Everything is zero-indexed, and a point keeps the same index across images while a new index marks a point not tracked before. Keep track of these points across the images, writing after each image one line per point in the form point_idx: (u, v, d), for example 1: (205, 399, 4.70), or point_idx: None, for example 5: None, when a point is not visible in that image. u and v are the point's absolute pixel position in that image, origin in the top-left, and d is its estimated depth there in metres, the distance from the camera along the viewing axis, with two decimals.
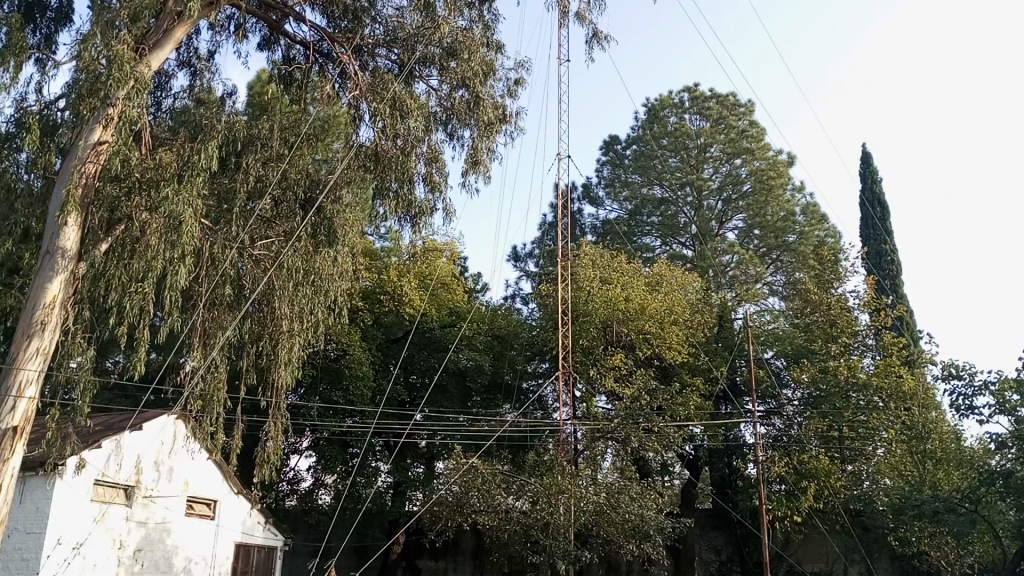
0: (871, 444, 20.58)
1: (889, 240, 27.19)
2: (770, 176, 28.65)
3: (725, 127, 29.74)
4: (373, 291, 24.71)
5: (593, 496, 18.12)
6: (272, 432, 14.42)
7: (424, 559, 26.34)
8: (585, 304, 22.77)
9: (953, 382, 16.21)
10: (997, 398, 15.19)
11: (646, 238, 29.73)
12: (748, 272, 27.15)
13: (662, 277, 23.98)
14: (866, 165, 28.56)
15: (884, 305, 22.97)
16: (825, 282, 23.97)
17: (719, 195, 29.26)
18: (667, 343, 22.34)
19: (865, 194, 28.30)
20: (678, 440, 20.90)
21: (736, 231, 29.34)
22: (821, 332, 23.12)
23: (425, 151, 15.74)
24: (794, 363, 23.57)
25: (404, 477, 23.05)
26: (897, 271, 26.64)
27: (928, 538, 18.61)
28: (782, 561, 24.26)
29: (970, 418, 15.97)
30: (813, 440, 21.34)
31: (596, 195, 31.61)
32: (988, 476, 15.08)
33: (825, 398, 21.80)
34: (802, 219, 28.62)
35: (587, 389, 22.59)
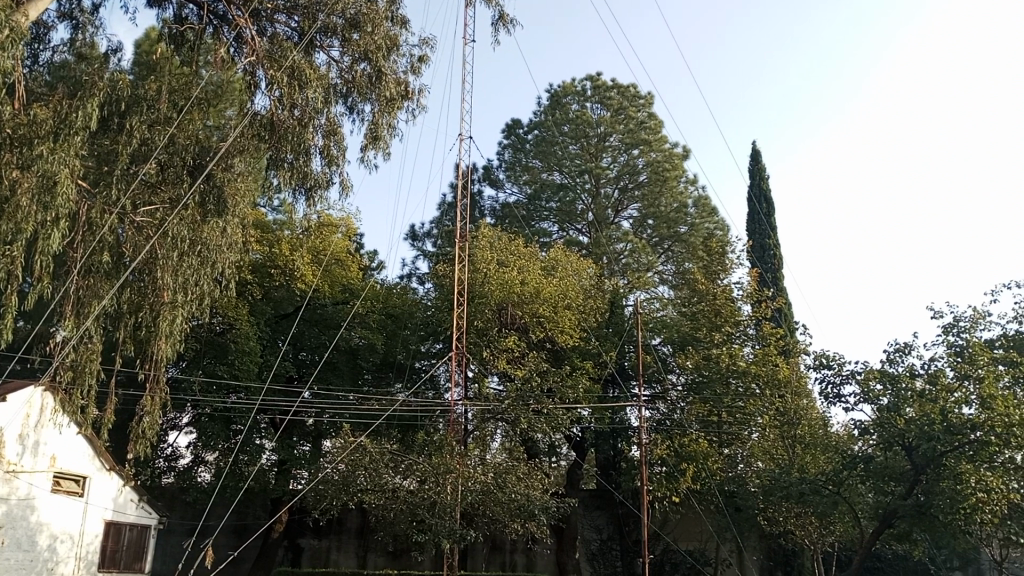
0: (746, 429, 21.57)
1: (773, 235, 28.45)
2: (665, 167, 29.39)
3: (624, 117, 30.32)
4: (263, 265, 23.97)
5: (481, 476, 18.30)
6: (149, 406, 13.86)
7: (306, 538, 26.05)
8: (481, 285, 22.85)
9: (824, 371, 17.13)
10: (863, 387, 16.14)
11: (544, 224, 30.03)
12: (640, 260, 27.86)
13: (557, 262, 24.30)
14: (755, 161, 29.71)
15: (765, 297, 23.97)
16: (712, 272, 24.88)
17: (616, 184, 29.84)
18: (559, 327, 22.69)
19: (752, 190, 29.46)
20: (566, 422, 21.34)
21: (631, 220, 30.05)
22: (706, 321, 23.98)
23: (323, 123, 15.39)
24: (680, 349, 24.69)
25: (289, 455, 22.64)
26: (778, 265, 27.92)
27: (794, 518, 19.63)
28: (659, 539, 25.34)
29: (837, 406, 16.92)
30: (693, 423, 22.22)
31: (496, 177, 31.70)
32: (851, 460, 16.02)
33: (707, 383, 22.72)
34: (693, 210, 29.51)
35: (479, 369, 22.71)
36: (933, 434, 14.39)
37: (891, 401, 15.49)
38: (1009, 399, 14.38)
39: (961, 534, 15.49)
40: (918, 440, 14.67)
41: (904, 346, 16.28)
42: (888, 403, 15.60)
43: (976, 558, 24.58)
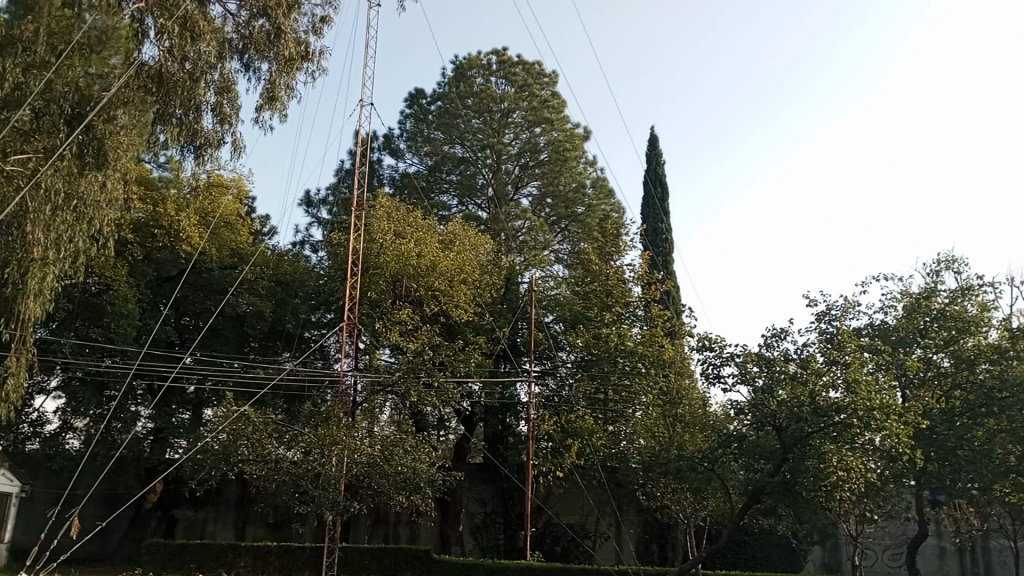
0: (631, 406, 22.10)
1: (666, 219, 29.23)
2: (566, 147, 29.69)
3: (528, 94, 30.40)
4: (145, 224, 22.84)
5: (368, 448, 18.19)
6: (13, 368, 13.03)
7: (183, 508, 25.40)
8: (376, 256, 22.47)
9: (706, 352, 17.80)
10: (742, 369, 16.85)
11: (443, 196, 29.73)
12: (537, 239, 28.13)
13: (455, 236, 24.10)
14: (652, 147, 30.38)
15: (655, 280, 24.61)
16: (606, 254, 25.38)
17: (517, 161, 29.90)
18: (454, 302, 22.71)
19: (648, 174, 30.12)
20: (457, 396, 21.35)
21: (530, 198, 30.21)
22: (598, 300, 24.50)
23: (216, 79, 14.78)
24: (571, 328, 25.07)
25: (166, 423, 21.92)
26: (669, 249, 28.76)
27: (671, 494, 20.35)
28: (541, 512, 26.02)
29: (717, 386, 17.62)
30: (581, 401, 22.98)
31: (396, 146, 31.24)
32: (725, 438, 16.77)
33: (596, 361, 23.28)
34: (591, 192, 29.95)
35: (371, 341, 22.53)
36: (801, 415, 15.18)
37: (766, 383, 16.15)
38: (871, 383, 15.20)
39: (821, 510, 16.47)
40: (788, 421, 15.44)
41: (781, 332, 17.07)
42: (763, 385, 16.31)
43: (834, 533, 26.25)
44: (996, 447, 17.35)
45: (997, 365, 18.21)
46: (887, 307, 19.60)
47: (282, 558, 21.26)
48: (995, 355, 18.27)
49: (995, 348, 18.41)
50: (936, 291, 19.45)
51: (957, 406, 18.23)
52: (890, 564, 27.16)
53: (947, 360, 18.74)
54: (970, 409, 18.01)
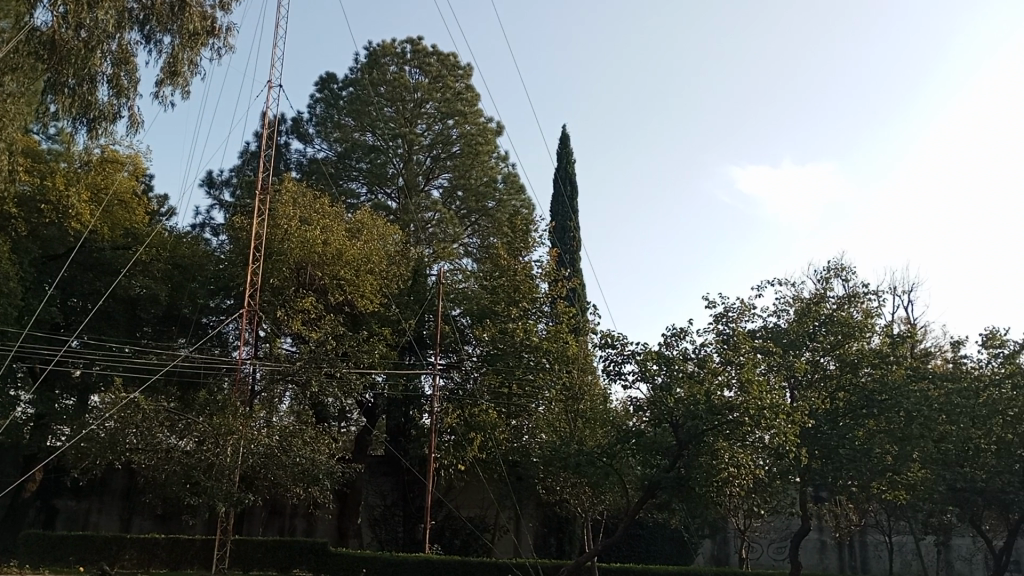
0: (534, 401, 22.24)
1: (574, 218, 29.62)
2: (478, 141, 29.66)
3: (442, 86, 30.23)
4: (31, 199, 21.53)
5: (265, 438, 17.74)
6: None
7: (64, 498, 24.11)
8: (280, 242, 21.85)
9: (607, 350, 18.18)
10: (642, 367, 17.26)
11: (352, 183, 29.20)
12: (446, 231, 27.99)
13: (363, 225, 23.57)
14: (564, 145, 30.70)
15: (562, 276, 24.87)
16: (515, 249, 25.50)
17: (429, 152, 29.67)
18: (359, 292, 22.44)
19: (559, 172, 30.41)
20: (359, 387, 21.04)
21: (441, 190, 30.00)
22: (505, 295, 24.61)
23: (114, 50, 14.04)
24: (477, 322, 25.10)
25: (48, 409, 20.99)
26: (576, 247, 29.17)
27: (570, 488, 20.66)
28: (442, 506, 25.98)
29: (617, 382, 18.00)
30: (485, 394, 23.10)
31: (305, 131, 30.49)
32: (624, 434, 17.15)
33: (501, 355, 23.41)
34: (502, 186, 30.04)
35: (272, 329, 21.98)
36: (697, 413, 15.66)
37: (665, 381, 16.53)
38: (764, 383, 15.79)
39: (713, 505, 17.07)
40: (683, 418, 15.92)
41: (681, 332, 17.57)
42: (661, 383, 16.73)
43: (724, 527, 27.23)
44: (874, 447, 18.62)
45: (878, 369, 19.24)
46: (780, 311, 20.42)
47: (170, 551, 20.52)
48: (877, 359, 19.21)
49: (877, 353, 19.35)
50: (825, 297, 20.37)
51: (841, 407, 19.19)
52: (774, 557, 28.35)
53: (833, 363, 19.54)
54: (852, 410, 19.06)
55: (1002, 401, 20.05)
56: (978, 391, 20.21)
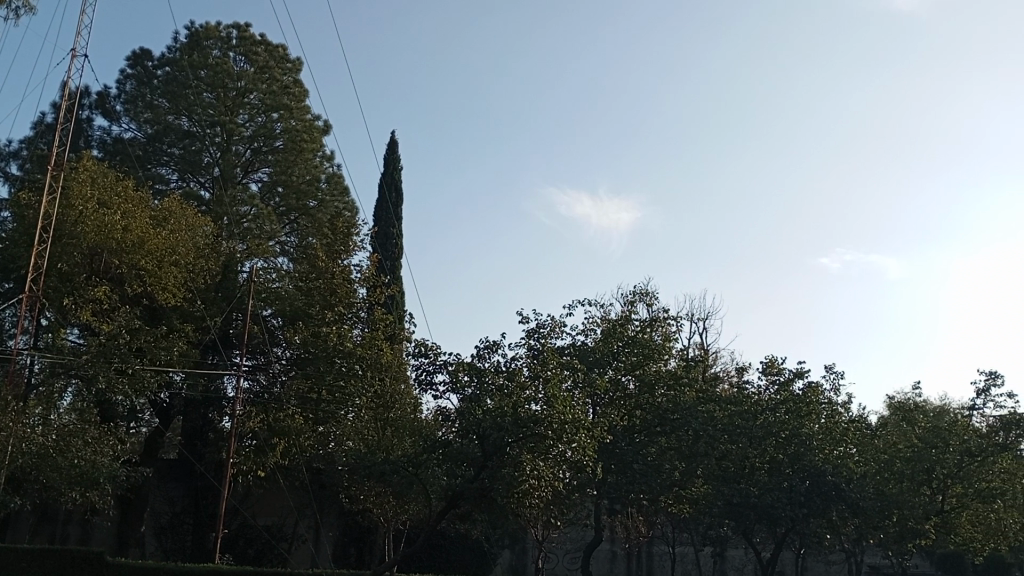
0: (343, 408, 21.79)
1: (398, 225, 29.46)
2: (303, 138, 28.76)
3: (268, 77, 29.11)
4: None
5: (39, 438, 16.15)
6: None
7: None
8: (73, 225, 20.03)
9: (421, 359, 18.23)
10: (453, 377, 17.46)
11: (161, 169, 27.56)
12: (262, 228, 26.82)
13: (171, 213, 21.99)
14: (391, 151, 30.49)
15: (381, 283, 24.57)
16: (334, 252, 24.95)
17: (249, 144, 28.44)
18: (161, 285, 21.03)
19: (384, 177, 30.10)
20: (153, 386, 19.57)
21: (260, 184, 28.84)
22: (320, 298, 23.96)
23: None
24: (289, 323, 24.12)
25: None
26: (397, 255, 29.03)
27: (374, 496, 20.35)
28: (237, 514, 24.82)
29: (428, 392, 18.11)
30: (292, 399, 22.54)
31: (111, 107, 28.31)
32: (431, 444, 17.29)
33: (312, 360, 22.88)
34: (325, 186, 29.30)
35: (57, 318, 20.29)
36: (502, 425, 16.00)
37: (474, 393, 17.00)
38: (568, 399, 16.33)
39: (512, 515, 17.60)
40: (490, 429, 16.18)
41: (493, 344, 18.14)
42: (472, 394, 17.10)
43: (523, 538, 27.97)
44: (664, 463, 19.90)
45: (672, 390, 20.73)
46: (588, 330, 21.35)
47: None
48: (671, 381, 20.71)
49: (671, 375, 20.86)
50: (630, 319, 21.52)
51: (637, 424, 20.33)
52: (568, 567, 29.47)
53: (632, 382, 20.66)
54: (647, 427, 20.36)
55: (776, 424, 22.00)
56: (757, 414, 22.08)
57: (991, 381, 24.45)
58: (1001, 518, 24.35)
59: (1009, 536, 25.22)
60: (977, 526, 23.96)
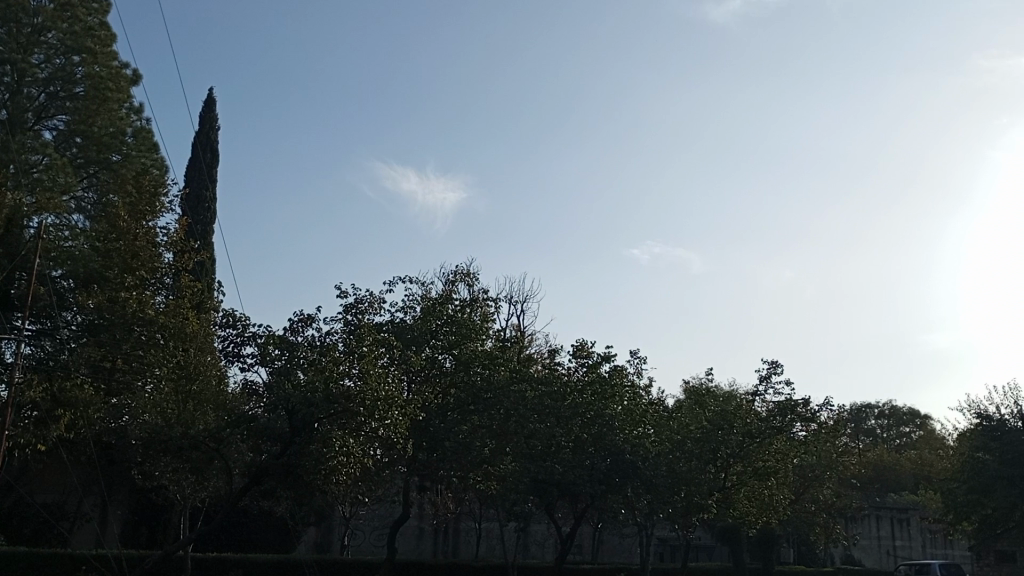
0: (140, 379, 20.91)
1: (212, 188, 27.96)
2: (108, 86, 26.29)
3: (70, 15, 26.16)
4: None
5: None
6: None
7: None
8: None
9: (228, 330, 17.50)
10: (262, 349, 16.90)
11: None
12: (56, 179, 24.32)
13: None
14: (209, 109, 28.77)
15: (190, 247, 23.24)
16: (139, 212, 23.49)
17: (44, 87, 25.86)
18: None
19: (198, 137, 28.35)
20: None
21: (55, 132, 26.29)
22: (119, 260, 21.94)
23: None
24: (82, 287, 21.78)
25: None
26: (210, 220, 27.56)
27: (170, 474, 18.95)
28: (10, 492, 22.70)
29: (235, 364, 17.44)
30: (81, 368, 20.75)
31: None
32: (237, 418, 16.60)
33: (105, 327, 20.91)
34: (131, 141, 26.94)
35: None
36: (312, 400, 15.63)
37: (283, 366, 16.58)
38: (381, 374, 16.23)
39: (318, 492, 17.31)
40: (299, 404, 15.74)
41: (307, 318, 17.74)
42: (281, 368, 16.64)
43: (331, 516, 27.61)
44: (475, 441, 20.06)
45: (487, 369, 20.94)
46: (407, 307, 21.32)
47: None
48: (486, 360, 20.95)
49: (487, 355, 21.09)
50: (449, 298, 21.67)
51: (451, 402, 20.56)
52: (374, 544, 29.55)
53: (449, 360, 20.85)
54: (460, 405, 20.57)
55: (582, 405, 23.22)
56: (566, 395, 23.36)
57: (773, 370, 26.88)
58: (772, 494, 26.89)
59: (778, 510, 27.92)
60: (753, 501, 26.36)
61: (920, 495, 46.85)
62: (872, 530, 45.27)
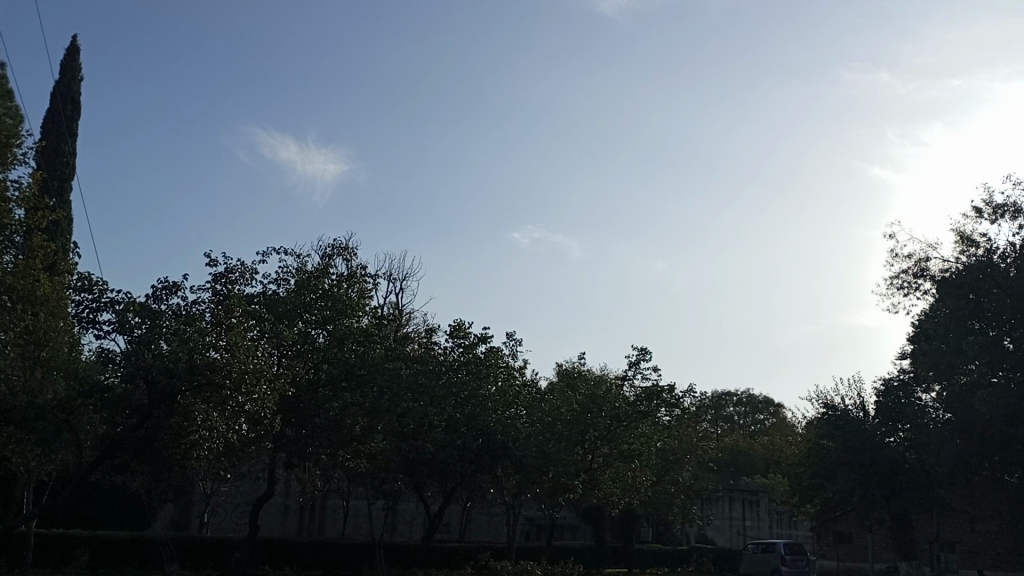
0: None
1: (71, 142, 26.13)
2: None
3: None
4: None
5: None
6: None
7: None
8: None
9: (84, 295, 16.41)
10: (120, 317, 15.88)
11: None
12: None
13: None
14: (71, 58, 26.79)
15: (44, 206, 21.21)
16: None
17: None
18: None
19: (59, 86, 26.38)
20: None
21: None
22: None
23: None
24: None
25: None
26: (68, 176, 25.77)
27: (13, 445, 17.69)
28: None
29: (89, 331, 16.40)
30: None
31: None
32: (90, 388, 15.60)
33: None
34: None
35: None
36: (174, 372, 14.88)
37: (144, 335, 15.55)
38: (250, 346, 15.66)
39: (176, 466, 16.62)
40: (160, 375, 14.93)
41: (172, 285, 16.88)
42: (141, 337, 15.65)
43: (190, 492, 26.57)
44: (346, 418, 19.80)
45: (361, 346, 20.64)
46: (281, 280, 20.69)
47: None
48: (361, 337, 20.57)
49: (362, 332, 20.74)
50: (326, 272, 21.19)
51: (323, 377, 20.06)
52: (235, 521, 28.66)
53: (322, 336, 20.34)
54: (332, 381, 20.08)
55: (456, 384, 23.33)
56: (440, 374, 23.32)
57: (641, 356, 27.83)
58: (635, 475, 27.92)
59: (639, 491, 29.01)
60: (616, 482, 27.27)
61: (769, 479, 49.79)
62: (724, 511, 47.77)
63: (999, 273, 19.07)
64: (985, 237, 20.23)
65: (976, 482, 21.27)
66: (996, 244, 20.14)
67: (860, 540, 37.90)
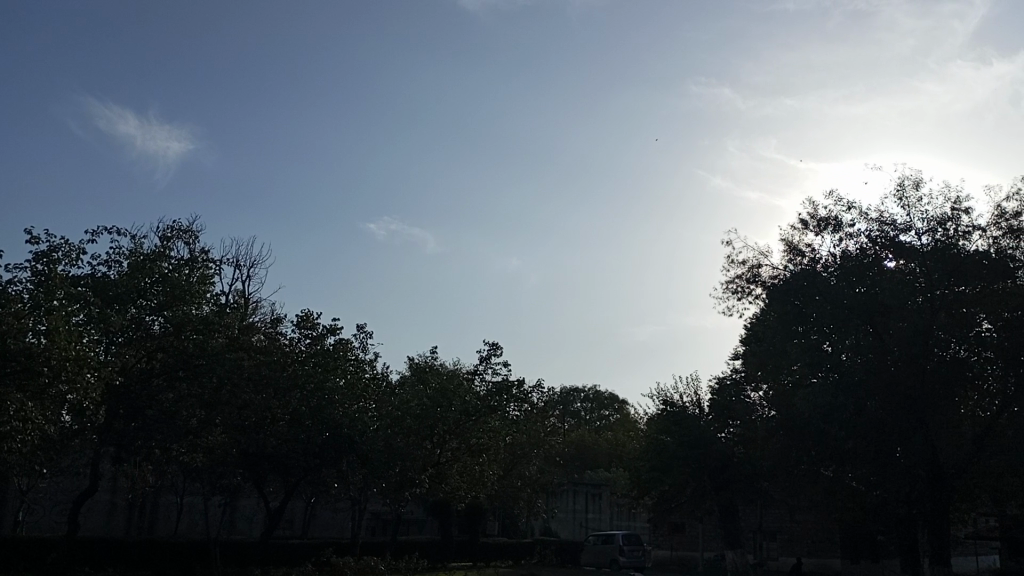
0: None
1: None
2: None
3: None
4: None
5: None
6: None
7: None
8: None
9: None
10: None
11: None
12: None
13: None
14: None
15: None
16: None
17: None
18: None
19: None
20: None
21: None
22: None
23: None
24: None
25: None
26: None
27: None
28: None
29: None
30: None
31: None
32: None
33: None
34: None
35: None
36: None
37: None
38: (72, 333, 14.48)
39: None
40: None
41: None
42: None
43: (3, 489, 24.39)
44: (181, 411, 18.86)
45: (200, 335, 19.44)
46: (112, 262, 19.34)
47: None
48: (200, 325, 19.34)
49: (201, 319, 19.48)
50: (164, 255, 19.97)
51: (156, 366, 18.94)
52: (55, 520, 26.60)
53: (158, 324, 19.30)
54: (167, 370, 19.01)
55: (302, 376, 22.64)
56: (286, 366, 22.63)
57: (492, 352, 28.05)
58: (482, 469, 28.12)
59: (485, 485, 29.22)
60: (463, 476, 27.33)
61: (612, 473, 51.53)
62: (568, 504, 49.03)
63: (821, 280, 20.55)
64: (810, 247, 21.80)
65: (796, 475, 22.79)
66: (819, 254, 21.70)
67: (692, 530, 39.92)
